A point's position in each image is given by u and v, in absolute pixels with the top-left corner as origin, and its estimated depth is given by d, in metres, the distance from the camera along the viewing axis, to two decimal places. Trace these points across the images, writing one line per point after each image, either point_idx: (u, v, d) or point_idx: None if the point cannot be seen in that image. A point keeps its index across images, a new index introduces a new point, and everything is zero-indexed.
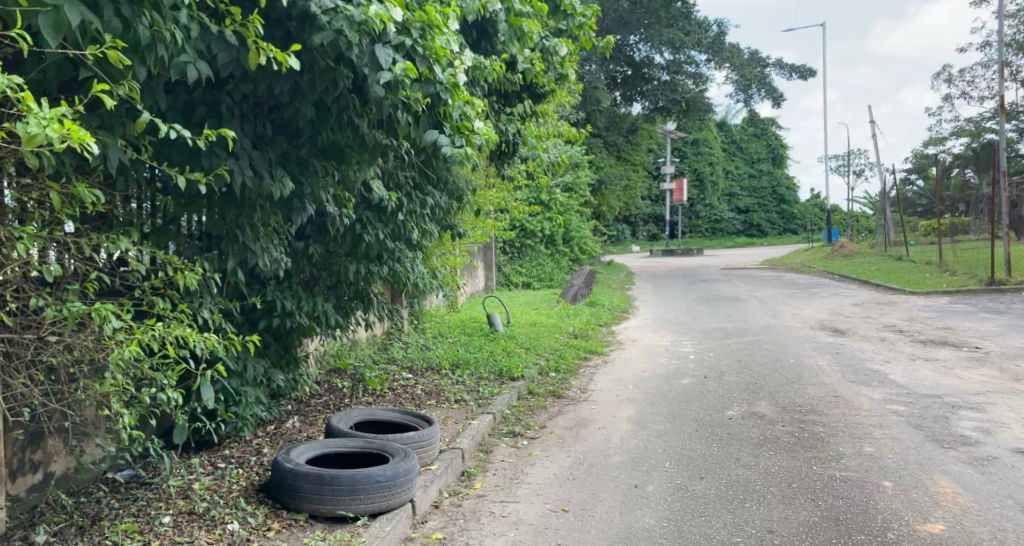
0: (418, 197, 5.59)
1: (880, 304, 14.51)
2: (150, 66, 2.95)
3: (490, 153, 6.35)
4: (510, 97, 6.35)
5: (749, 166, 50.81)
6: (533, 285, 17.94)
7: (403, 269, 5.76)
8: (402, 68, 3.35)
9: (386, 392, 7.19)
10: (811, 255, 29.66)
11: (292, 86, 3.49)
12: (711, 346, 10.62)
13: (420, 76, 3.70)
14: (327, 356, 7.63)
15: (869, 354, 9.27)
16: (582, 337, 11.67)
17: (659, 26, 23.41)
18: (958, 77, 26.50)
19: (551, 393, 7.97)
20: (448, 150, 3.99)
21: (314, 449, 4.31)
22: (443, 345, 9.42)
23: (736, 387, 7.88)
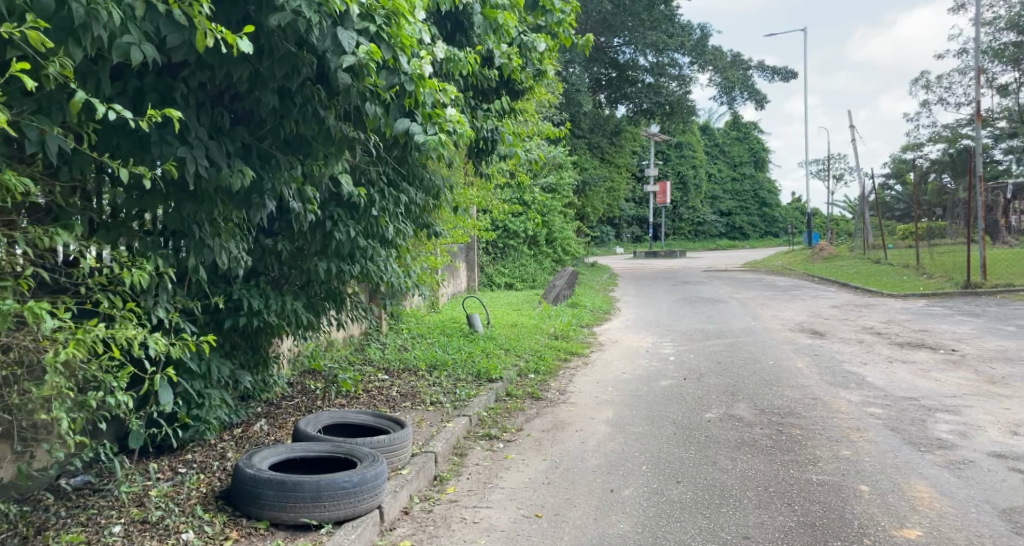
0: (392, 194, 5.47)
1: (859, 307, 14.53)
2: (86, 47, 2.83)
3: (468, 150, 6.24)
4: (488, 93, 6.26)
5: (731, 169, 51.04)
6: (516, 286, 17.81)
7: (376, 268, 5.61)
8: (366, 52, 3.25)
9: (361, 394, 7.04)
10: (792, 258, 29.78)
11: (251, 74, 3.38)
12: (692, 348, 10.56)
13: (385, 64, 3.59)
14: (300, 357, 7.49)
15: (848, 356, 9.23)
16: (563, 338, 11.57)
17: (643, 28, 23.44)
18: (936, 83, 26.75)
19: (529, 395, 7.85)
20: (420, 139, 3.79)
21: (277, 454, 4.15)
22: (421, 345, 9.28)
23: (715, 389, 7.80)
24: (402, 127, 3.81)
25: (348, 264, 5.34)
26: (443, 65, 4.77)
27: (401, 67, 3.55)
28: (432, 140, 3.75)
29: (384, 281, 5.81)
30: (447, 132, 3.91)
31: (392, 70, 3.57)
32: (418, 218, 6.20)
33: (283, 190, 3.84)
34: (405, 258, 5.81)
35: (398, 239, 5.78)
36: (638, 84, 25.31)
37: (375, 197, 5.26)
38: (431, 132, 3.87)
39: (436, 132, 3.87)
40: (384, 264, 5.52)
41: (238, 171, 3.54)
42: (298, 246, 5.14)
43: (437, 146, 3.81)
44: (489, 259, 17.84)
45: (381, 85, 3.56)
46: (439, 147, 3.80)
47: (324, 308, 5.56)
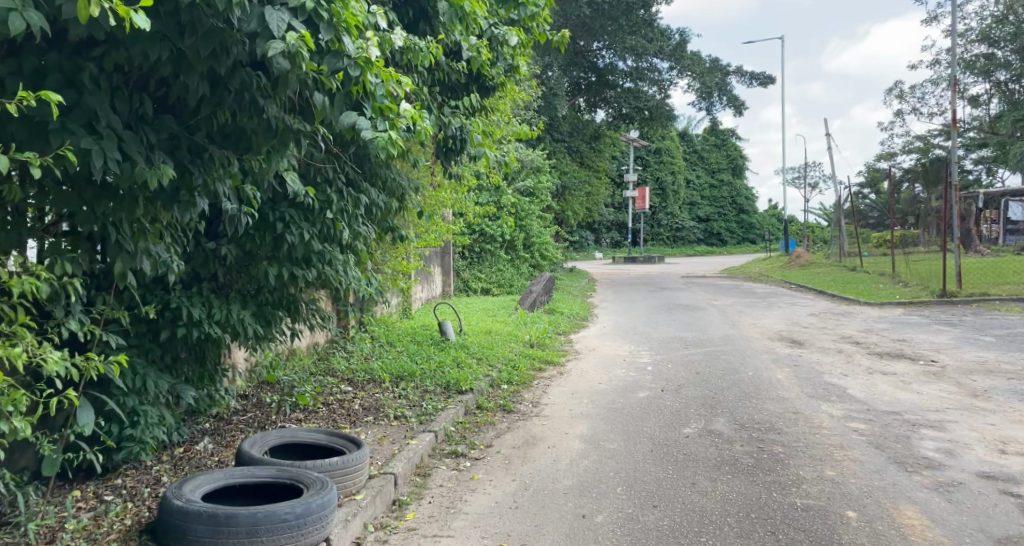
0: (352, 195, 5.12)
1: (836, 315, 14.33)
2: None
3: (435, 149, 5.89)
4: (456, 89, 5.92)
5: (710, 176, 51.15)
6: (493, 291, 17.45)
7: (335, 273, 5.14)
8: (295, 36, 2.91)
9: (319, 408, 6.66)
10: (770, 265, 29.69)
11: (171, 56, 3.05)
12: (670, 358, 10.25)
13: (327, 48, 3.24)
14: (256, 368, 7.14)
15: (828, 367, 8.97)
16: (538, 346, 11.22)
17: (622, 33, 23.32)
18: (909, 93, 26.84)
19: (500, 408, 7.50)
20: (367, 135, 3.43)
21: (218, 480, 3.90)
22: (388, 354, 8.89)
23: (694, 402, 7.49)
24: (348, 121, 3.46)
25: (304, 271, 4.98)
26: (403, 55, 4.46)
27: (344, 52, 3.21)
28: (381, 136, 3.41)
29: (344, 290, 5.45)
30: (400, 129, 3.57)
31: (336, 55, 3.23)
32: (384, 221, 5.86)
33: (218, 188, 3.51)
34: (367, 264, 5.46)
35: (359, 244, 5.43)
36: (618, 88, 25.23)
37: (331, 197, 4.93)
38: (381, 127, 3.53)
39: (388, 128, 3.53)
40: (344, 272, 5.15)
41: (160, 166, 3.20)
42: (247, 249, 4.79)
43: (388, 144, 3.47)
44: (465, 264, 17.48)
45: (323, 72, 3.23)
46: (390, 144, 3.46)
47: (277, 318, 5.19)
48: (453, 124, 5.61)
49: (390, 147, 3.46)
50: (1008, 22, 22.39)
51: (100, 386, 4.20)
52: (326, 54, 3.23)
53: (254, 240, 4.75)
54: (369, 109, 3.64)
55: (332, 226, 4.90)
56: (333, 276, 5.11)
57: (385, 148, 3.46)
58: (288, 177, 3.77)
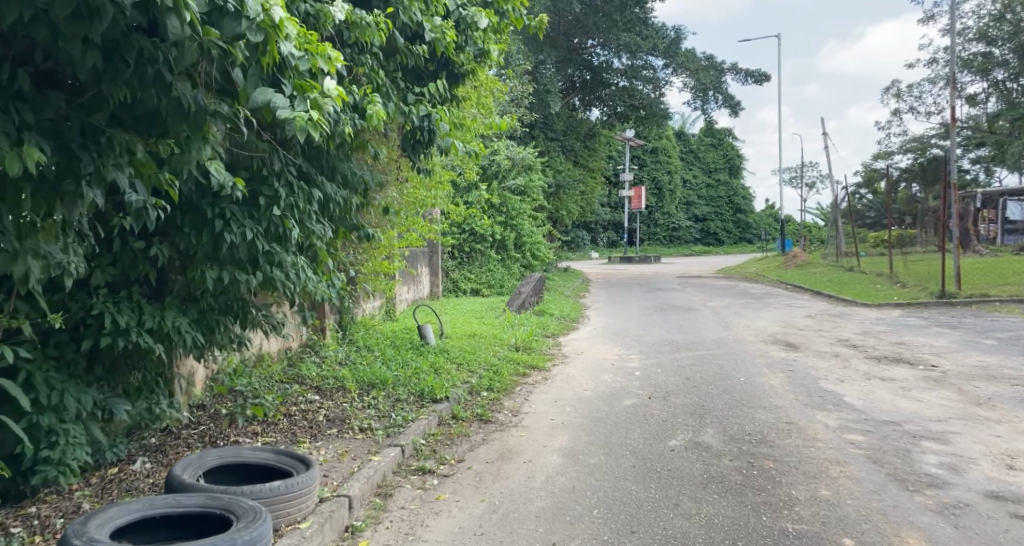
0: (303, 190, 4.79)
1: (833, 316, 13.91)
2: None
3: (402, 141, 5.54)
4: (423, 75, 5.59)
5: (707, 175, 50.80)
6: (482, 292, 17.02)
7: (283, 277, 4.78)
8: None
9: (280, 420, 6.29)
10: (766, 265, 29.30)
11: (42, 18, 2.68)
12: (660, 362, 9.83)
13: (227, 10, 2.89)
14: (216, 376, 6.79)
15: (824, 373, 8.54)
16: (524, 350, 10.80)
17: (617, 30, 22.91)
18: (906, 92, 26.42)
19: (478, 417, 7.08)
20: (283, 114, 3.08)
21: (135, 511, 3.67)
22: (363, 359, 8.47)
23: (682, 411, 7.07)
24: (262, 98, 3.11)
25: (249, 274, 4.64)
26: (349, 32, 4.19)
27: (244, 11, 2.85)
28: (299, 115, 3.06)
29: (299, 295, 5.11)
30: (322, 109, 3.22)
31: (236, 16, 2.89)
32: (345, 220, 5.55)
33: (120, 178, 3.14)
34: (325, 267, 5.12)
35: (318, 246, 5.07)
36: (612, 87, 24.82)
37: (280, 192, 4.60)
38: (301, 107, 3.19)
39: (309, 107, 3.19)
40: (299, 275, 4.80)
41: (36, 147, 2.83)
42: (182, 250, 4.48)
43: (308, 125, 3.13)
44: (454, 264, 17.04)
45: (223, 38, 2.89)
46: (310, 126, 3.11)
47: (222, 324, 4.87)
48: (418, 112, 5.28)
49: (311, 129, 3.12)
50: (1007, 21, 22.01)
51: (14, 405, 4.08)
52: (226, 15, 2.89)
53: (189, 238, 4.43)
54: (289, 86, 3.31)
55: (280, 224, 4.54)
56: (283, 280, 4.75)
57: (303, 131, 3.11)
58: (208, 166, 3.42)
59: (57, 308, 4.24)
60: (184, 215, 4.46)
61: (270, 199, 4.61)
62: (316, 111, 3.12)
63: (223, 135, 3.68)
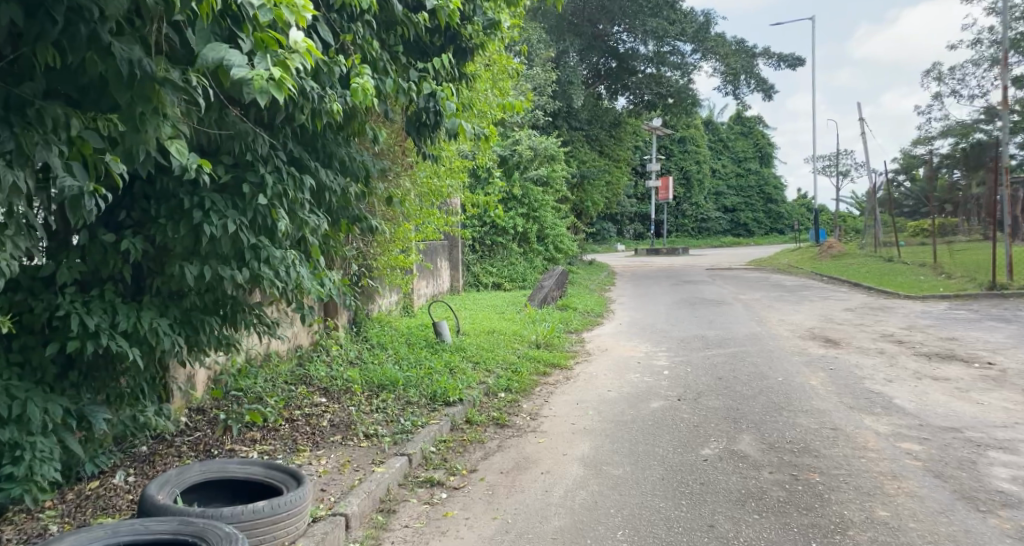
0: (294, 177, 4.33)
1: (874, 310, 13.18)
2: None
3: (405, 124, 5.12)
4: (429, 49, 5.15)
5: (737, 165, 49.76)
6: (504, 286, 16.54)
7: (272, 276, 4.28)
8: None
9: (281, 425, 5.84)
10: (800, 256, 28.45)
11: None
12: (690, 361, 9.26)
13: None
14: (218, 378, 6.35)
15: (869, 372, 7.91)
16: (546, 347, 10.31)
17: (643, 14, 22.30)
18: (948, 75, 25.33)
19: (493, 422, 6.60)
20: (238, 70, 2.77)
21: (97, 541, 3.26)
22: (373, 358, 8.02)
23: (714, 416, 6.51)
24: (215, 54, 2.81)
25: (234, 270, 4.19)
26: None
27: None
28: (257, 72, 2.72)
29: (294, 294, 4.65)
30: (287, 65, 2.95)
31: None
32: (347, 212, 5.10)
33: (52, 159, 2.81)
34: (323, 263, 4.67)
35: (314, 240, 4.61)
36: (639, 74, 24.31)
37: (268, 178, 4.16)
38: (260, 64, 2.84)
39: (270, 65, 2.87)
40: (293, 273, 4.33)
41: None
42: (158, 244, 4.04)
43: (270, 85, 2.80)
44: (475, 257, 16.60)
45: None
46: (272, 86, 2.78)
47: (209, 326, 4.42)
48: (421, 87, 4.85)
49: (272, 88, 2.79)
50: None
51: None
52: None
53: (165, 230, 3.97)
54: (248, 42, 3.02)
55: (266, 213, 4.09)
56: (272, 278, 4.27)
57: (263, 92, 2.78)
58: (168, 146, 3.01)
59: (22, 309, 3.88)
60: (159, 206, 4.02)
61: (257, 186, 4.17)
62: (278, 69, 2.79)
63: (185, 111, 3.30)
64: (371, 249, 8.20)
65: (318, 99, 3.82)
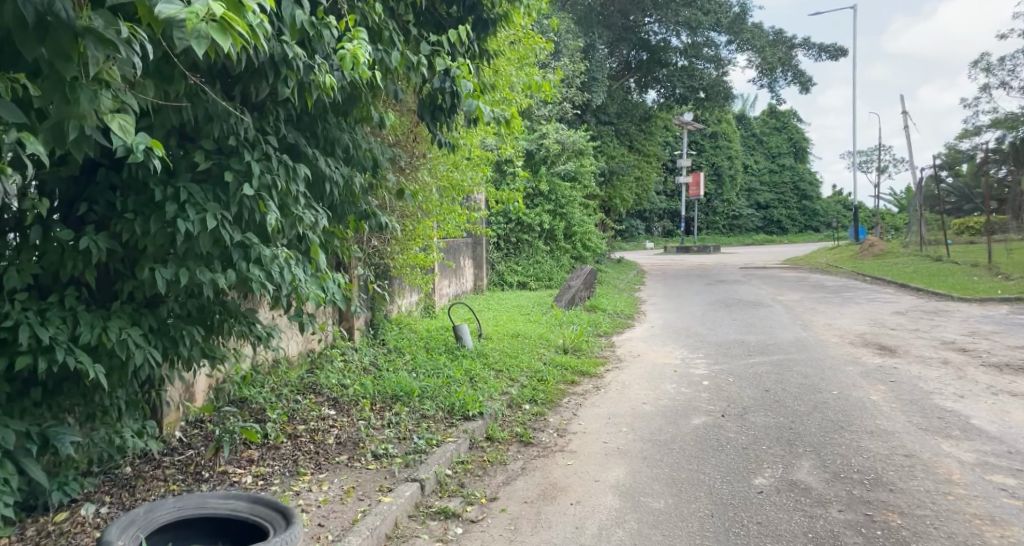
0: (287, 164, 3.69)
1: (928, 316, 12.43)
2: None
3: (420, 109, 4.57)
4: (445, 20, 4.61)
5: (770, 161, 48.66)
6: (530, 285, 15.89)
7: (262, 278, 3.63)
8: None
9: (283, 442, 5.00)
10: (838, 255, 27.48)
11: None
12: (731, 369, 8.57)
13: None
14: (219, 388, 5.73)
15: (936, 389, 7.23)
16: (574, 353, 9.67)
17: (676, 4, 21.52)
18: (996, 67, 24.10)
19: (517, 439, 5.95)
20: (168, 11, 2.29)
21: None
22: (390, 366, 7.35)
23: (766, 436, 5.81)
24: None
25: (217, 272, 3.55)
26: None
27: None
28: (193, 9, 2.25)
29: (292, 301, 4.01)
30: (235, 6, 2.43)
31: None
32: (354, 206, 4.48)
33: None
34: (325, 264, 4.02)
35: (314, 238, 3.98)
36: (671, 67, 23.52)
37: (257, 166, 3.52)
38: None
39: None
40: (288, 277, 3.69)
41: None
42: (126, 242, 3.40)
43: (211, 29, 2.33)
44: (499, 255, 15.98)
45: None
46: (214, 30, 2.32)
47: (191, 336, 3.78)
48: (433, 62, 4.27)
49: (213, 33, 2.32)
50: None
51: None
52: None
53: (134, 227, 3.36)
54: None
55: (249, 208, 3.44)
56: (260, 283, 3.61)
57: (200, 37, 2.31)
58: (109, 123, 2.60)
59: None
60: (126, 198, 3.42)
61: (243, 176, 3.55)
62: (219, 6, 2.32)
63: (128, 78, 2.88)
64: (388, 247, 7.58)
65: (306, 70, 3.26)
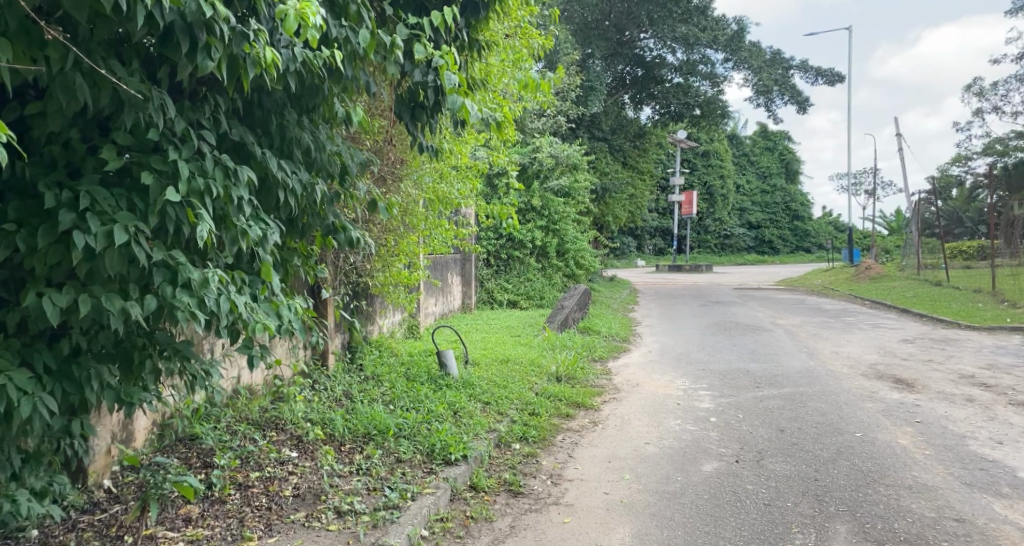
0: (225, 163, 2.98)
1: (938, 345, 11.85)
2: None
3: (397, 105, 3.91)
4: (429, 1, 3.94)
5: (761, 180, 48.36)
6: (521, 304, 15.16)
7: (193, 307, 2.90)
8: None
9: (233, 496, 4.25)
10: (833, 276, 26.94)
11: None
12: (740, 403, 7.87)
13: None
14: (166, 424, 4.87)
15: (969, 432, 6.61)
16: (568, 381, 8.95)
17: (673, 20, 20.98)
18: (990, 91, 23.80)
19: (506, 487, 5.23)
20: None
21: None
22: (366, 397, 6.56)
23: (791, 489, 5.10)
24: None
25: (131, 300, 2.84)
26: None
27: None
28: None
29: (236, 333, 3.27)
30: None
31: None
32: (319, 219, 3.75)
33: None
34: (279, 289, 3.28)
35: (265, 257, 3.24)
36: (666, 83, 22.98)
37: (184, 166, 2.83)
38: None
39: None
40: (226, 306, 2.96)
41: None
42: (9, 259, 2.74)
43: None
44: (489, 273, 15.28)
45: None
46: None
47: (100, 377, 3.07)
48: (412, 49, 3.62)
49: None
50: None
51: None
52: None
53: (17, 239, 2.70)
54: None
55: (171, 219, 2.74)
56: (189, 313, 2.88)
57: None
58: None
59: None
60: (9, 204, 2.75)
61: (167, 177, 2.85)
62: None
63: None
64: (369, 265, 6.87)
65: (236, 39, 2.80)
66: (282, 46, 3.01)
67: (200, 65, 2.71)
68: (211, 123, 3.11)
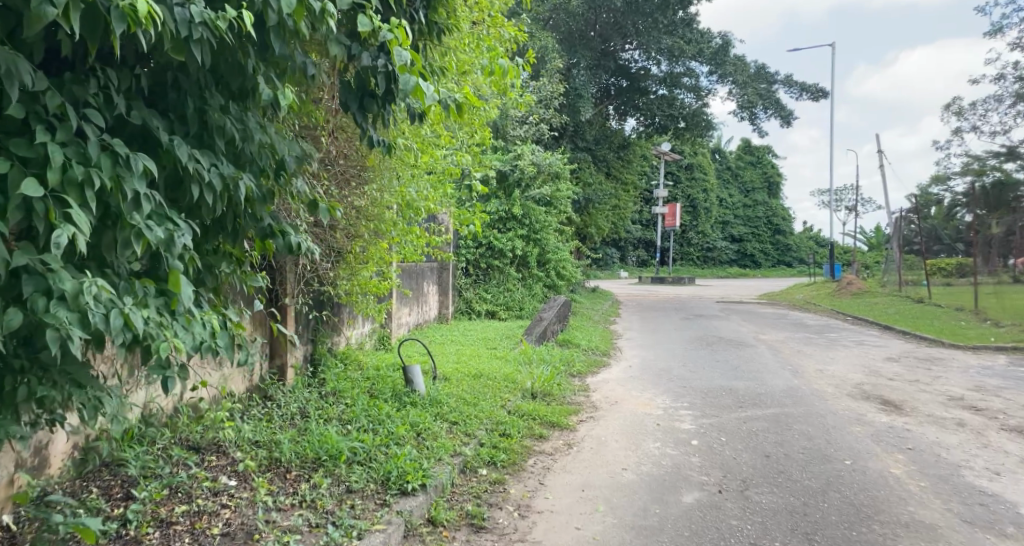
0: (108, 152, 2.66)
1: (923, 365, 11.54)
2: None
3: (344, 89, 3.51)
4: None
5: (744, 195, 48.36)
6: (499, 315, 14.72)
7: (66, 319, 2.56)
8: None
9: (152, 537, 3.75)
10: (815, 291, 26.76)
11: None
12: (723, 425, 7.44)
13: None
14: (90, 447, 4.31)
15: (965, 461, 6.22)
16: (543, 398, 8.49)
17: (658, 31, 20.65)
18: (971, 110, 23.77)
19: (468, 522, 4.75)
20: None
21: None
22: (322, 416, 6.05)
23: (778, 526, 4.68)
24: None
25: None
26: None
27: None
28: None
29: (136, 351, 2.92)
30: None
31: None
32: (253, 219, 3.34)
33: None
34: (190, 300, 2.92)
35: (175, 263, 2.89)
36: (650, 95, 22.64)
37: (58, 152, 2.53)
38: None
39: None
40: (115, 321, 2.66)
41: None
42: None
43: None
44: (468, 282, 14.84)
45: None
46: None
47: None
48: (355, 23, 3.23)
49: None
50: None
51: None
52: None
53: None
54: None
55: (36, 214, 2.44)
56: (66, 329, 2.56)
57: None
58: None
59: None
60: None
61: (37, 165, 2.55)
62: None
63: None
64: (335, 274, 6.42)
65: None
66: (175, 5, 2.64)
67: (36, 10, 2.34)
68: (103, 102, 2.79)
